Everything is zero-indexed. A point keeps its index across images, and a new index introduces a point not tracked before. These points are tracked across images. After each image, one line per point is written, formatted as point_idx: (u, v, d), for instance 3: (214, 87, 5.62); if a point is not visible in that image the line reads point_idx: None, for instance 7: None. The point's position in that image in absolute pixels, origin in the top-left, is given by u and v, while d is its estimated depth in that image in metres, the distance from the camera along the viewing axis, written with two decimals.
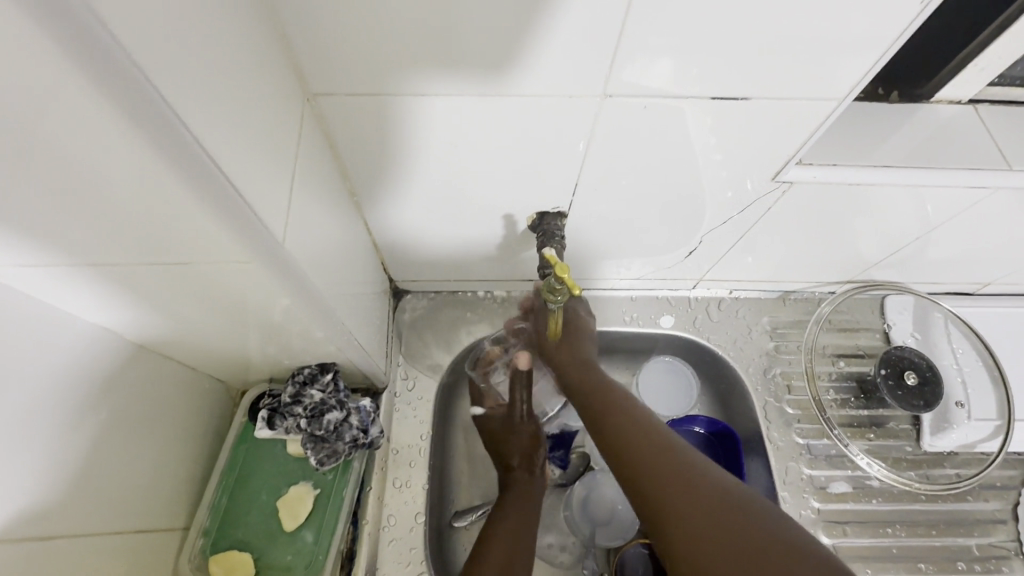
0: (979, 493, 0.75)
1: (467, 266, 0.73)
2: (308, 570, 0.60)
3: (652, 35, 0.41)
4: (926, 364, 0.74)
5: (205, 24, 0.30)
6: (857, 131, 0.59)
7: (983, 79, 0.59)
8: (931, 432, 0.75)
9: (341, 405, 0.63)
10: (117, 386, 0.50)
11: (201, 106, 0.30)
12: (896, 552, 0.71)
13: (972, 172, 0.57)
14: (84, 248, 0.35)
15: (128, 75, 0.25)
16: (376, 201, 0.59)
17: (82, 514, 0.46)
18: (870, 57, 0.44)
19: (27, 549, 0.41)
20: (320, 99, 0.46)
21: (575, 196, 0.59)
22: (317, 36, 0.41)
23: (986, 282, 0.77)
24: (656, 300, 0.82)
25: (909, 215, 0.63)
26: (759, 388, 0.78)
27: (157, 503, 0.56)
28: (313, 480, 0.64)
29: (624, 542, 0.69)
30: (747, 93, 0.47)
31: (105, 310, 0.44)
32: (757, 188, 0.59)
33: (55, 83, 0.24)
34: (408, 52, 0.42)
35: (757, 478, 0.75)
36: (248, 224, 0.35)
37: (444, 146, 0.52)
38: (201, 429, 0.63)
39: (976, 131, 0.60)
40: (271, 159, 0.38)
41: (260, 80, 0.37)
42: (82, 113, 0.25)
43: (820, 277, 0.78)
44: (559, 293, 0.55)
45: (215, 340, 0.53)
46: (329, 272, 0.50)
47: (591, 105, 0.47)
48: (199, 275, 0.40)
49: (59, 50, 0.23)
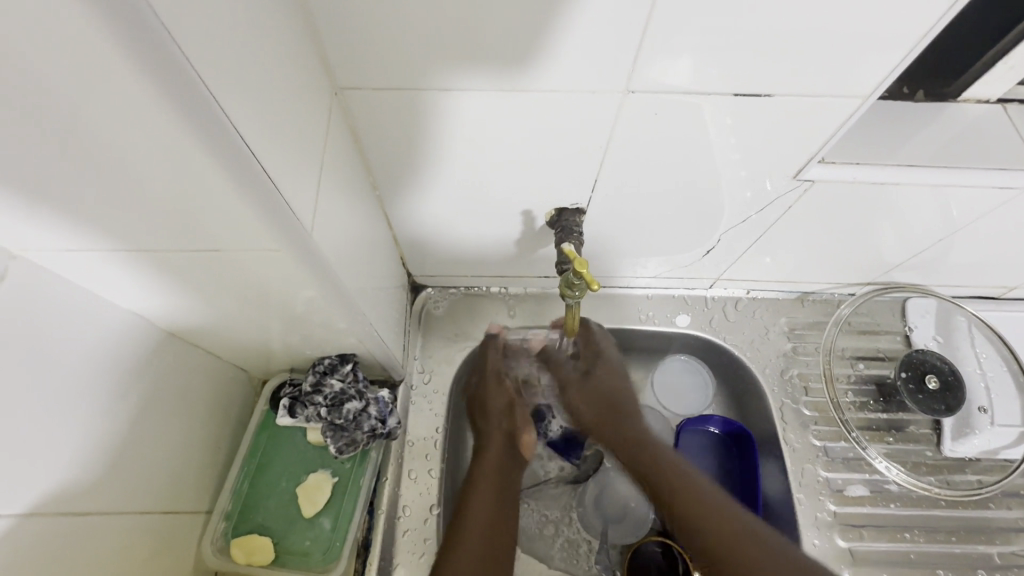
0: (1002, 501, 0.74)
1: (485, 262, 0.73)
2: (326, 557, 0.61)
3: (674, 32, 0.41)
4: (949, 368, 0.74)
5: (241, 18, 0.31)
6: (881, 130, 0.58)
7: (1012, 78, 0.58)
8: (951, 437, 0.74)
9: (360, 395, 0.64)
10: (148, 371, 0.51)
11: (238, 98, 0.31)
12: (914, 558, 0.70)
13: (1001, 172, 0.56)
14: (123, 233, 0.37)
15: (175, 66, 0.26)
16: (398, 195, 0.60)
17: (114, 491, 0.48)
18: (896, 54, 0.43)
19: (60, 524, 0.43)
20: (347, 93, 0.47)
21: (594, 192, 0.60)
22: (345, 32, 0.42)
23: (1012, 286, 0.76)
24: (673, 298, 0.82)
25: (933, 216, 0.62)
26: (776, 389, 0.78)
27: (183, 486, 0.58)
28: (332, 468, 0.66)
29: (637, 540, 0.70)
30: (771, 91, 0.47)
31: (139, 296, 0.46)
32: (778, 187, 0.59)
33: (109, 73, 0.25)
34: (433, 49, 0.43)
35: (772, 478, 0.74)
36: (281, 213, 0.37)
37: (465, 141, 0.52)
38: (225, 416, 0.65)
39: (1004, 130, 0.59)
40: (301, 151, 0.39)
41: (290, 73, 0.38)
42: (132, 103, 0.27)
43: (840, 278, 0.77)
44: (577, 288, 0.55)
45: (242, 329, 0.55)
46: (352, 263, 0.51)
47: (613, 101, 0.48)
48: (229, 263, 0.41)
49: (115, 44, 0.24)
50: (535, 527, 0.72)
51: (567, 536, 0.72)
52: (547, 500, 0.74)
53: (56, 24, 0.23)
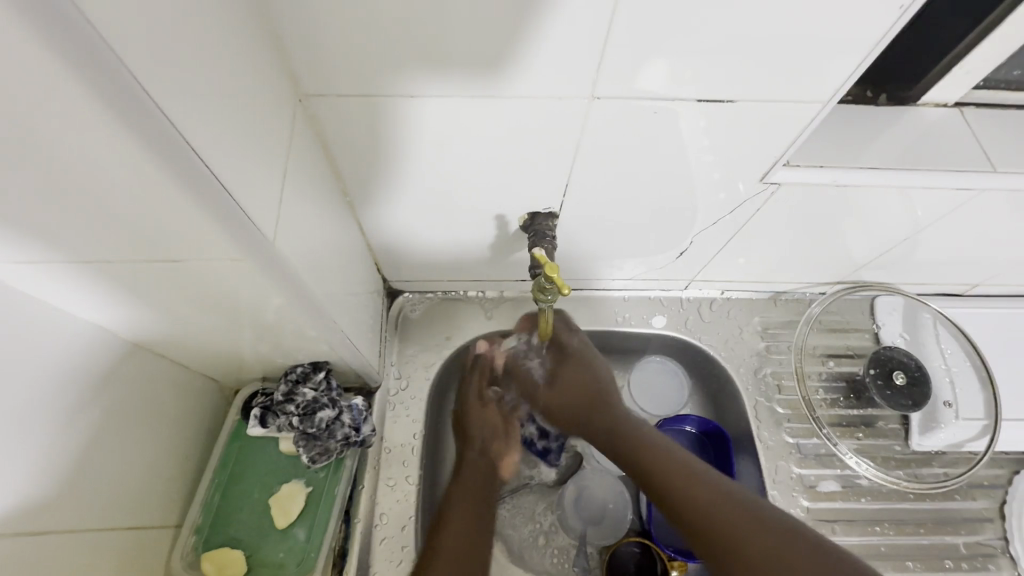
0: (968, 492, 0.76)
1: (460, 266, 0.73)
2: (300, 567, 0.61)
3: (639, 39, 0.42)
4: (915, 364, 0.75)
5: (195, 26, 0.31)
6: (845, 133, 0.60)
7: (968, 82, 0.60)
8: (919, 432, 0.76)
9: (333, 403, 0.63)
10: (110, 384, 0.50)
11: (193, 110, 0.30)
12: (884, 550, 0.72)
13: (958, 173, 0.58)
14: (76, 244, 0.36)
15: (120, 77, 0.26)
16: (369, 201, 0.60)
17: (76, 508, 0.47)
18: (852, 60, 0.45)
19: (16, 543, 0.42)
20: (312, 100, 0.47)
21: (566, 196, 0.60)
22: (309, 38, 0.41)
23: (974, 283, 0.78)
24: (648, 300, 0.82)
25: (897, 216, 0.63)
26: (750, 388, 0.79)
27: (150, 500, 0.56)
28: (305, 478, 0.65)
29: (616, 541, 0.70)
30: (735, 96, 0.48)
31: (98, 307, 0.45)
32: (747, 189, 0.60)
33: (50, 85, 0.24)
34: (399, 56, 0.43)
35: (747, 475, 0.75)
36: (241, 223, 0.36)
37: (437, 147, 0.52)
38: (195, 427, 0.64)
39: (961, 133, 0.61)
40: (263, 159, 0.38)
41: (251, 80, 0.37)
42: (75, 114, 0.26)
43: (810, 278, 0.78)
44: (549, 292, 0.54)
45: (209, 338, 0.54)
46: (321, 269, 0.50)
47: (581, 106, 0.48)
48: (190, 273, 0.40)
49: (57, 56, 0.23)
50: (516, 531, 0.72)
51: (545, 538, 0.72)
52: (527, 502, 0.74)
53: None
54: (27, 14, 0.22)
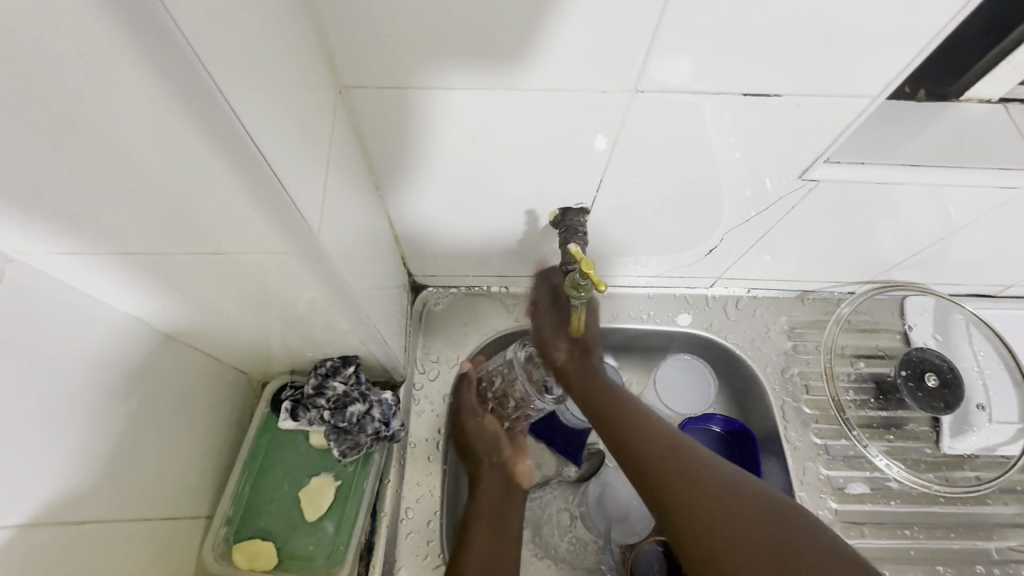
0: (999, 497, 0.75)
1: (485, 262, 0.73)
2: (329, 561, 0.61)
3: (683, 33, 0.41)
4: (947, 366, 0.74)
5: (248, 14, 0.30)
6: (883, 130, 0.58)
7: (1015, 78, 0.58)
8: (951, 434, 0.75)
9: (363, 398, 0.63)
10: (146, 374, 0.50)
11: (253, 104, 0.30)
12: (914, 554, 0.71)
13: (1004, 172, 0.56)
14: (124, 235, 0.36)
15: (192, 76, 0.25)
16: (400, 194, 0.59)
17: (110, 498, 0.47)
18: (907, 54, 0.43)
19: (59, 532, 0.42)
20: (351, 91, 0.46)
21: (598, 193, 0.59)
22: (351, 31, 0.41)
23: (1009, 285, 0.77)
24: (674, 298, 0.82)
25: (933, 216, 0.62)
26: (777, 387, 0.78)
27: (182, 491, 0.57)
28: (334, 472, 0.65)
29: (640, 539, 0.69)
30: (778, 90, 0.47)
31: (137, 298, 0.45)
32: (779, 188, 0.59)
33: (116, 75, 0.24)
34: (440, 50, 0.42)
35: (774, 477, 0.74)
36: (289, 218, 0.36)
37: (470, 140, 0.52)
38: (225, 418, 0.64)
39: (1006, 131, 0.59)
40: (306, 149, 0.38)
41: (296, 71, 0.37)
42: (139, 110, 0.26)
43: (840, 277, 0.77)
44: (584, 288, 0.54)
45: (243, 331, 0.54)
46: (355, 261, 0.50)
47: (622, 101, 0.47)
48: (232, 265, 0.40)
49: (131, 53, 0.23)
50: (542, 527, 0.72)
51: (570, 533, 0.72)
52: (550, 497, 0.74)
53: (69, 31, 0.22)
54: (108, 18, 0.22)
